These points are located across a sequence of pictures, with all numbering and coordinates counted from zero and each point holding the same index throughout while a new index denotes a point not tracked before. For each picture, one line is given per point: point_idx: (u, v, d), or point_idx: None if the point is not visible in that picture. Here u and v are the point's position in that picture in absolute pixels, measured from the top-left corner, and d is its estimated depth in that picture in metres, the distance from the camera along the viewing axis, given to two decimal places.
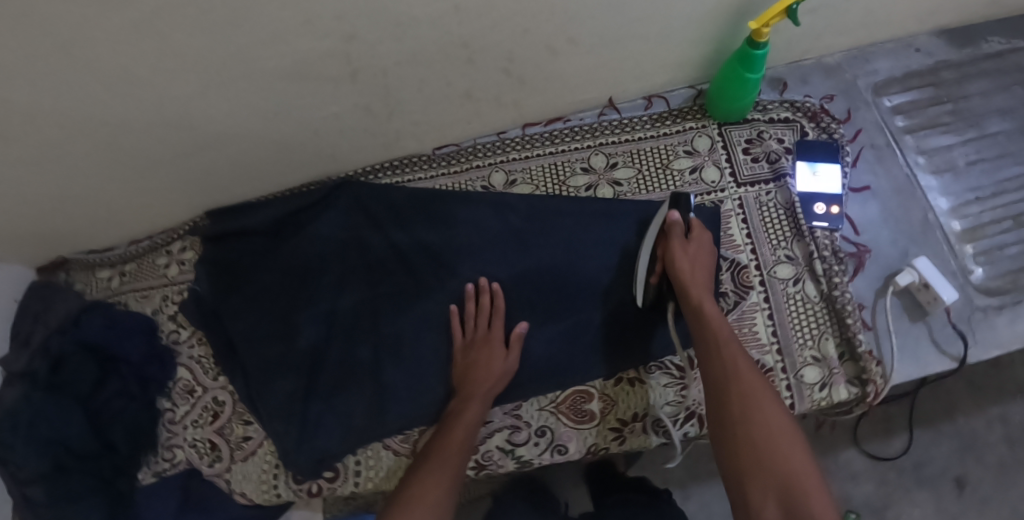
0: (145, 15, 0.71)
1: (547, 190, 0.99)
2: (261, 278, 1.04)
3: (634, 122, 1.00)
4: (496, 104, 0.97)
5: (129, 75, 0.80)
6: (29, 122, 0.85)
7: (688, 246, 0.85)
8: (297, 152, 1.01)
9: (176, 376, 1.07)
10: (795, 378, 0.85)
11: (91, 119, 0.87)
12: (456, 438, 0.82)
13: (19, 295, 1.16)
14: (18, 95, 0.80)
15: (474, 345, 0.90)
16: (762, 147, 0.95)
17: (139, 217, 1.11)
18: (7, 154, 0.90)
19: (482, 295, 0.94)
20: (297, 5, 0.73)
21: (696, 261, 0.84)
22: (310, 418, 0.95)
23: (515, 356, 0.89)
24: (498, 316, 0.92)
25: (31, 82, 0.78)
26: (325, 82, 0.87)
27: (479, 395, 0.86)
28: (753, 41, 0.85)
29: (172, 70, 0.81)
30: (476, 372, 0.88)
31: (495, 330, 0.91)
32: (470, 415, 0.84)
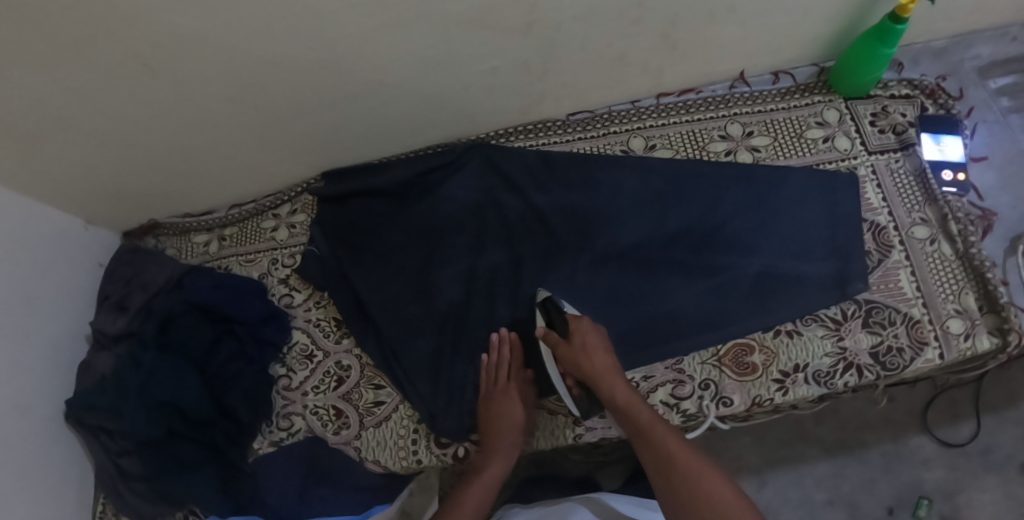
0: None
1: (686, 155, 1.02)
2: (391, 237, 1.02)
3: (764, 95, 1.05)
4: (641, 69, 1.01)
5: (314, 9, 0.78)
6: (186, 57, 0.81)
7: (574, 346, 0.87)
8: (439, 110, 1.01)
9: (292, 340, 1.02)
10: (942, 329, 0.90)
11: (251, 62, 0.84)
12: (473, 498, 0.85)
13: (104, 261, 1.14)
14: (200, 29, 0.77)
15: (493, 396, 0.90)
16: (888, 119, 1.01)
17: (251, 176, 1.08)
18: (151, 94, 0.86)
19: (503, 346, 0.93)
20: None
21: (590, 356, 0.86)
22: (454, 378, 0.93)
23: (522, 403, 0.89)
24: (515, 367, 0.92)
25: (218, 13, 0.75)
26: (497, 33, 0.88)
27: (502, 450, 0.87)
28: (895, 17, 0.90)
29: (356, 7, 0.79)
30: (497, 429, 0.88)
31: (512, 382, 0.91)
32: (487, 472, 0.86)
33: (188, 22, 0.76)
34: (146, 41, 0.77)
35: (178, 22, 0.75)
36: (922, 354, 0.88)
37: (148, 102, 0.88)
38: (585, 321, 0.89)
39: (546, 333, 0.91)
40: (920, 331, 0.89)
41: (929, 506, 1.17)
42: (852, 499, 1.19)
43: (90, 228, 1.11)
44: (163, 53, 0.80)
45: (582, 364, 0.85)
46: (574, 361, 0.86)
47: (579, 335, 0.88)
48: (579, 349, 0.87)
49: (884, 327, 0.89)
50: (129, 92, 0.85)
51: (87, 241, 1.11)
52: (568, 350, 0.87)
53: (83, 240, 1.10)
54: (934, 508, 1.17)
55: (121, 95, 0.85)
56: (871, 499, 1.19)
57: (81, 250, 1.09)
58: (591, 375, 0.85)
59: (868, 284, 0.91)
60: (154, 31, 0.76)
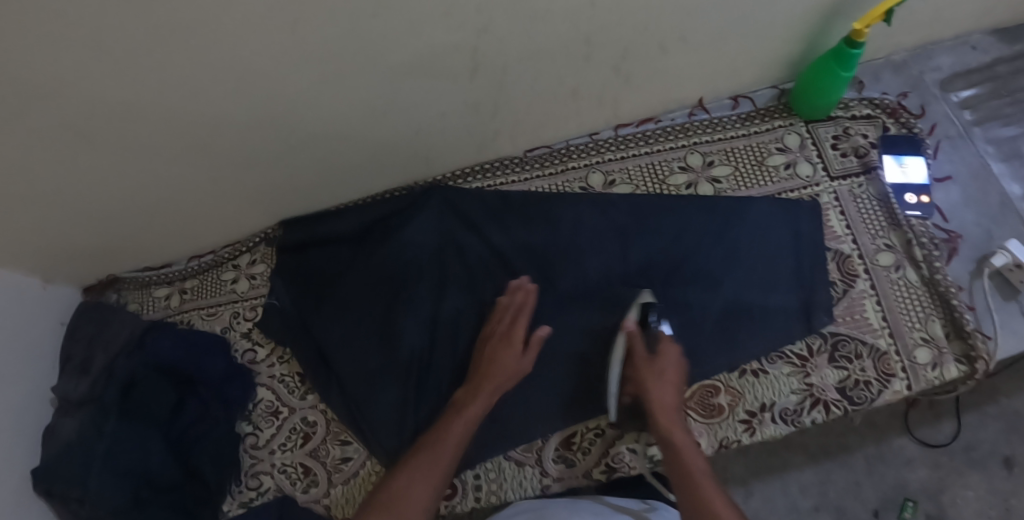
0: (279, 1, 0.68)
1: (647, 189, 1.00)
2: (349, 288, 0.99)
3: (724, 122, 1.03)
4: (597, 102, 0.98)
5: (246, 70, 0.76)
6: (119, 123, 0.78)
7: (652, 365, 0.84)
8: (391, 156, 0.98)
9: (257, 398, 1.00)
10: (909, 359, 0.88)
11: (194, 125, 0.83)
12: (453, 434, 0.82)
13: (66, 319, 1.11)
14: (136, 98, 0.75)
15: (493, 338, 0.89)
16: (849, 142, 1.00)
17: (208, 230, 1.06)
18: (93, 161, 0.84)
19: (517, 292, 0.92)
20: None
21: (662, 383, 0.82)
22: (412, 420, 0.91)
23: (528, 355, 0.88)
24: (524, 314, 0.90)
25: (152, 84, 0.74)
26: (442, 79, 0.86)
27: (488, 390, 0.85)
28: (851, 42, 0.90)
29: (289, 65, 0.77)
30: (491, 372, 0.86)
31: (517, 329, 0.89)
32: (472, 409, 0.84)
33: (122, 93, 0.74)
34: (76, 112, 0.75)
35: (106, 92, 0.73)
36: (889, 386, 0.87)
37: (91, 167, 0.85)
38: (673, 347, 0.85)
39: (628, 340, 0.87)
40: (886, 363, 0.88)
41: (914, 507, 1.11)
42: (838, 504, 1.13)
43: (48, 287, 1.08)
44: (96, 123, 0.77)
45: (651, 386, 0.82)
46: (646, 382, 0.82)
47: (660, 358, 0.84)
48: (655, 371, 0.83)
49: (850, 361, 0.88)
50: (67, 160, 0.82)
51: (45, 300, 1.08)
52: (645, 366, 0.84)
53: (42, 299, 1.07)
54: (918, 510, 1.11)
55: (61, 164, 0.83)
56: (857, 504, 1.12)
57: (41, 310, 1.07)
58: (655, 401, 0.81)
59: (833, 318, 0.90)
60: (81, 103, 0.74)
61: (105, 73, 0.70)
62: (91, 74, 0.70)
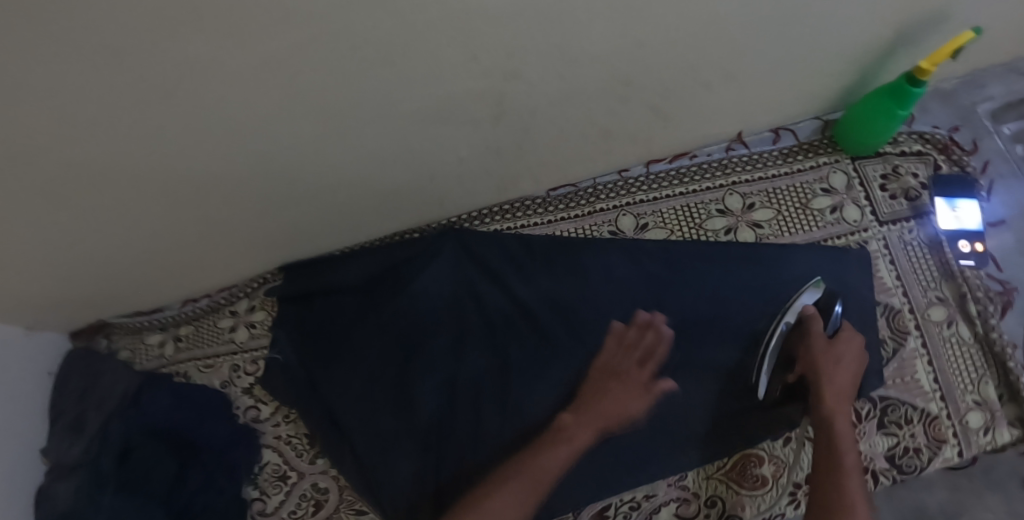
0: (276, 53, 0.58)
1: (683, 234, 0.93)
2: (360, 343, 0.91)
3: (764, 158, 0.95)
4: (630, 141, 0.89)
5: (241, 126, 0.67)
6: (98, 180, 0.69)
7: (832, 349, 0.82)
8: (403, 201, 0.89)
9: (263, 460, 0.94)
10: (961, 424, 0.83)
11: (185, 177, 0.73)
12: (553, 462, 0.78)
13: (54, 367, 1.02)
14: (115, 154, 0.65)
15: (638, 354, 0.85)
16: (899, 183, 0.92)
17: (203, 277, 0.97)
18: (71, 217, 0.75)
19: (645, 330, 0.86)
20: (468, 39, 0.63)
21: (838, 367, 0.80)
22: (434, 467, 0.86)
23: (649, 397, 0.83)
24: (654, 357, 0.85)
25: (133, 141, 0.64)
26: (462, 126, 0.77)
27: (598, 425, 0.82)
28: (913, 79, 0.82)
29: (288, 118, 0.68)
30: (603, 407, 0.82)
31: (645, 371, 0.84)
32: (581, 437, 0.81)
33: (101, 149, 0.64)
34: (47, 173, 0.65)
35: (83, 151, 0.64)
36: (940, 453, 0.82)
37: (67, 222, 0.76)
38: (855, 344, 0.82)
39: (804, 321, 0.83)
40: (937, 428, 0.83)
41: None
42: None
43: (32, 334, 0.98)
44: (72, 182, 0.68)
45: (825, 370, 0.80)
46: (822, 363, 0.80)
47: (841, 344, 0.82)
48: (835, 355, 0.81)
49: (899, 427, 0.83)
50: (39, 217, 0.73)
51: (28, 350, 0.98)
52: (827, 356, 0.81)
53: (25, 349, 0.97)
54: None
55: (33, 219, 0.73)
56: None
57: (25, 361, 0.97)
58: (828, 383, 0.79)
59: (883, 381, 0.84)
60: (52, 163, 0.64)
61: (82, 133, 0.61)
62: (62, 134, 0.60)
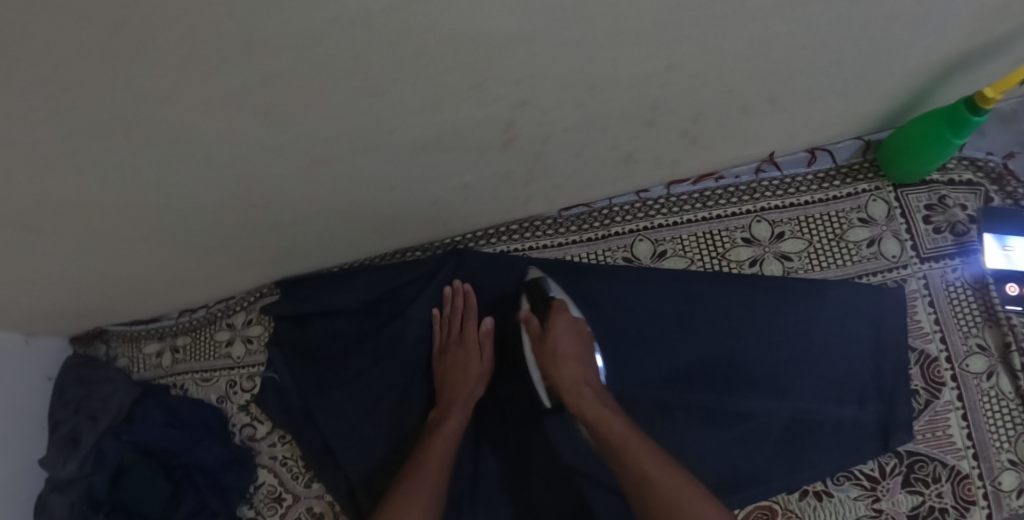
0: (250, 85, 0.53)
1: (704, 264, 0.87)
2: (358, 369, 0.90)
3: (797, 182, 0.87)
4: (652, 164, 0.83)
5: (224, 155, 0.63)
6: (81, 207, 0.67)
7: (547, 343, 0.78)
8: (404, 222, 0.85)
9: (258, 481, 0.93)
10: (993, 485, 0.77)
11: (170, 199, 0.69)
12: (438, 450, 0.78)
13: (53, 373, 1.00)
14: (94, 184, 0.63)
15: (449, 345, 0.86)
16: (945, 215, 0.84)
17: (202, 289, 0.94)
18: (57, 241, 0.72)
19: (456, 297, 0.88)
20: (470, 69, 0.56)
21: (561, 359, 0.77)
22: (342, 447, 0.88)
23: (488, 357, 0.85)
24: (472, 314, 0.87)
25: (111, 173, 0.61)
26: (467, 153, 0.71)
27: (460, 403, 0.82)
28: (973, 105, 0.72)
29: (273, 148, 0.63)
30: (454, 377, 0.84)
31: (468, 332, 0.86)
32: (453, 422, 0.81)
33: (78, 174, 0.60)
34: (25, 202, 0.63)
35: (59, 184, 0.61)
36: (968, 516, 0.77)
37: (54, 245, 0.73)
38: (563, 320, 0.79)
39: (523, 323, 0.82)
40: (967, 488, 0.78)
41: None
42: None
43: (32, 341, 0.97)
44: (54, 210, 0.66)
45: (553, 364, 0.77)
46: (552, 358, 0.77)
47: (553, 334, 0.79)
48: (552, 349, 0.78)
49: (926, 486, 0.78)
50: (26, 242, 0.71)
51: (29, 357, 0.96)
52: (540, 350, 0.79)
53: (25, 356, 0.96)
54: None
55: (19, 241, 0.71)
56: None
57: (25, 368, 0.96)
58: (562, 380, 0.76)
59: (913, 436, 0.79)
60: (31, 194, 0.62)
61: (55, 166, 0.58)
62: (36, 170, 0.58)
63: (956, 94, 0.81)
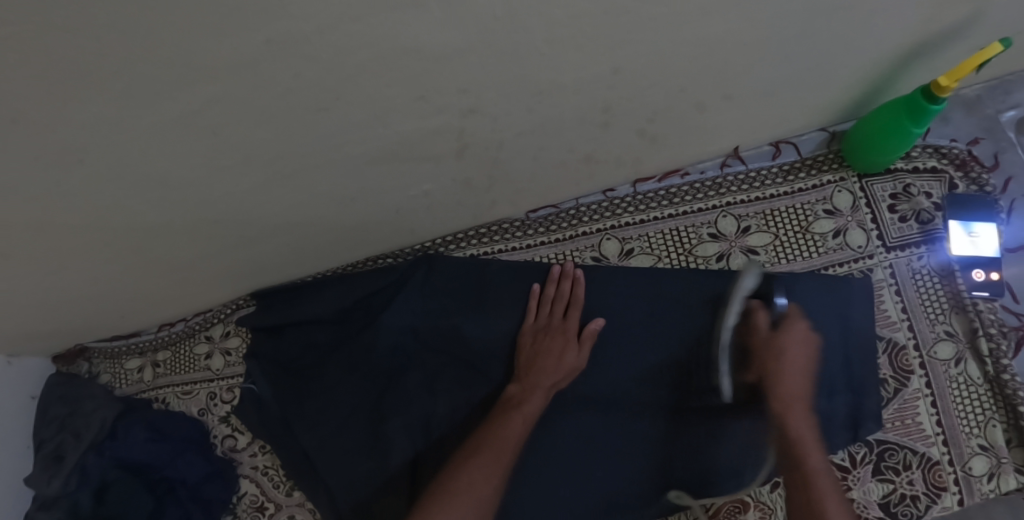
0: (192, 108, 0.53)
1: (671, 261, 0.87)
2: (332, 379, 0.91)
3: (762, 176, 0.88)
4: (614, 164, 0.84)
5: (179, 176, 0.63)
6: (43, 232, 0.67)
7: (777, 340, 0.78)
8: (372, 231, 0.86)
9: (241, 491, 0.95)
10: (963, 470, 0.78)
11: (132, 219, 0.70)
12: (514, 432, 0.82)
13: (37, 391, 1.00)
14: (52, 210, 0.63)
15: (546, 331, 0.86)
16: (910, 203, 0.84)
17: (179, 304, 0.96)
18: (25, 265, 0.73)
19: (564, 281, 0.87)
20: (412, 81, 0.57)
21: (784, 361, 0.77)
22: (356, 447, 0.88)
23: (587, 351, 0.85)
24: (576, 306, 0.86)
25: (68, 198, 0.62)
26: (422, 162, 0.72)
27: (544, 387, 0.84)
28: (930, 94, 0.72)
29: (227, 167, 0.64)
30: (541, 364, 0.84)
31: (570, 321, 0.85)
32: (531, 406, 0.84)
33: (35, 202, 0.61)
34: None
35: (17, 211, 0.62)
36: (939, 501, 0.78)
37: (23, 269, 0.74)
38: (795, 327, 0.78)
39: (749, 313, 0.80)
40: (937, 474, 0.78)
41: None
42: None
43: (15, 361, 0.97)
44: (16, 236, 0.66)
45: (771, 365, 0.77)
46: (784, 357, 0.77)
47: (787, 334, 0.78)
48: (778, 349, 0.77)
49: (897, 473, 0.79)
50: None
51: (12, 377, 0.97)
52: (768, 348, 0.78)
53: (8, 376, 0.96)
54: None
55: None
56: None
57: (8, 388, 0.96)
58: (781, 381, 0.77)
59: (881, 425, 0.79)
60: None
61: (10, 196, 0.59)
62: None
63: (916, 82, 0.82)
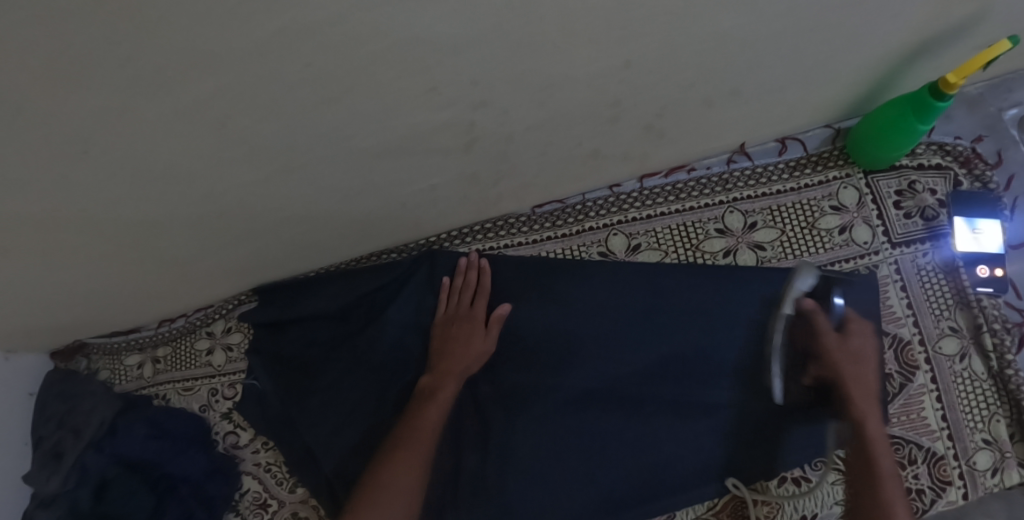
0: (200, 97, 0.52)
1: (679, 256, 0.87)
2: (335, 374, 0.90)
3: (769, 171, 0.88)
4: (621, 159, 0.83)
5: (184, 168, 0.62)
6: (43, 226, 0.66)
7: (844, 344, 0.80)
8: (377, 226, 0.86)
9: (243, 488, 0.93)
10: (968, 465, 0.78)
11: (135, 213, 0.69)
12: (430, 421, 0.82)
13: (34, 389, 0.99)
14: (54, 204, 0.62)
15: (455, 319, 0.87)
16: (915, 200, 0.85)
17: (178, 299, 0.94)
18: (23, 260, 0.72)
19: (471, 271, 0.88)
20: (422, 72, 0.56)
21: (852, 364, 0.80)
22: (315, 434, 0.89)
23: (493, 336, 0.86)
24: (483, 293, 0.87)
25: (69, 192, 0.61)
26: (430, 155, 0.71)
27: (457, 373, 0.85)
28: (937, 90, 0.73)
29: (233, 159, 0.63)
30: (454, 352, 0.85)
31: (477, 309, 0.87)
32: (445, 393, 0.84)
33: (35, 196, 0.60)
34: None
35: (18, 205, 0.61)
36: (943, 496, 0.78)
37: (21, 265, 0.73)
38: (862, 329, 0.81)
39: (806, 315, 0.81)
40: (942, 469, 0.79)
41: None
42: None
43: (11, 358, 0.95)
44: (17, 231, 0.65)
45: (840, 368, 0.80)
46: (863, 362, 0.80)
47: (852, 338, 0.81)
48: (850, 353, 0.80)
49: (903, 468, 0.79)
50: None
51: (10, 374, 0.95)
52: (844, 349, 0.80)
53: (6, 374, 0.95)
54: None
55: None
56: None
57: (6, 386, 0.95)
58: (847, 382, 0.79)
59: (887, 420, 0.79)
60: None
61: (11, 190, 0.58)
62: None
63: (922, 79, 0.82)
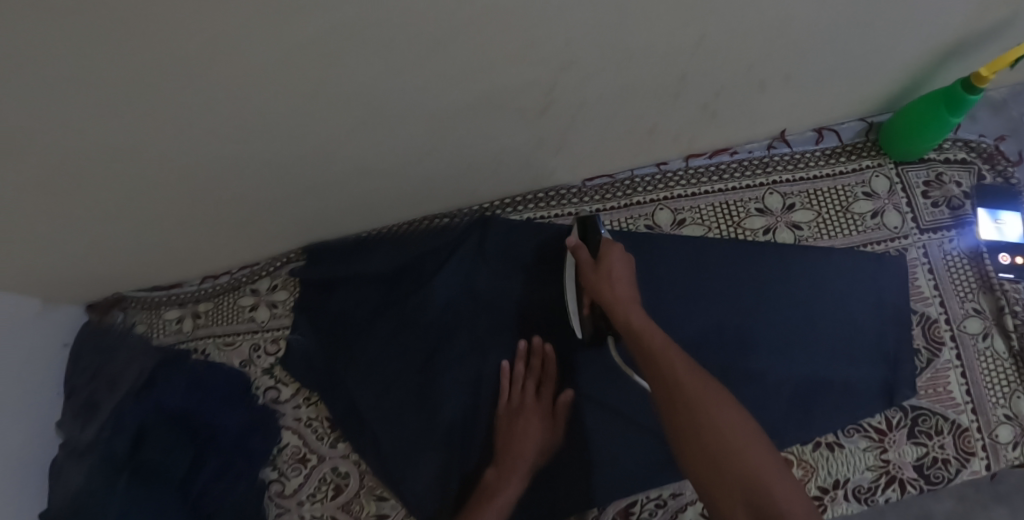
0: (325, 29, 0.55)
1: (720, 232, 0.92)
2: (387, 330, 0.92)
3: (806, 158, 0.93)
4: (673, 138, 0.88)
5: (282, 106, 0.65)
6: (131, 157, 0.67)
7: (600, 268, 0.82)
8: (436, 189, 0.89)
9: (282, 442, 0.94)
10: (991, 438, 0.83)
11: (219, 153, 0.71)
12: (486, 517, 0.81)
13: (69, 340, 0.99)
14: (151, 131, 0.64)
15: (517, 412, 0.87)
16: (942, 190, 0.91)
17: (228, 254, 0.96)
18: (99, 195, 0.73)
19: (534, 357, 0.89)
20: (527, 26, 0.60)
21: (614, 279, 0.80)
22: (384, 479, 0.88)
23: (560, 432, 0.87)
24: (548, 381, 0.89)
25: (169, 120, 0.63)
26: (508, 114, 0.75)
27: (520, 471, 0.85)
28: (969, 85, 0.79)
29: (328, 100, 0.65)
30: (516, 448, 0.85)
31: (541, 402, 0.88)
32: (504, 489, 0.84)
33: (138, 121, 0.62)
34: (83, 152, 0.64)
35: (118, 128, 0.62)
36: (967, 466, 0.82)
37: (95, 201, 0.74)
38: (616, 250, 0.84)
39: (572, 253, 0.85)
40: (966, 440, 0.83)
41: None
42: None
43: (46, 309, 0.95)
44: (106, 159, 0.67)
45: (602, 286, 0.80)
46: (599, 284, 0.80)
47: (606, 262, 0.83)
48: (604, 274, 0.81)
49: (929, 438, 0.83)
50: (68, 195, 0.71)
51: (45, 325, 0.95)
52: (593, 273, 0.82)
53: (42, 324, 0.95)
54: None
55: (61, 194, 0.71)
56: None
57: (41, 335, 0.95)
58: (610, 295, 0.79)
59: (916, 391, 0.84)
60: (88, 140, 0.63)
61: (118, 110, 0.59)
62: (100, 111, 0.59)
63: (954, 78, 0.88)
